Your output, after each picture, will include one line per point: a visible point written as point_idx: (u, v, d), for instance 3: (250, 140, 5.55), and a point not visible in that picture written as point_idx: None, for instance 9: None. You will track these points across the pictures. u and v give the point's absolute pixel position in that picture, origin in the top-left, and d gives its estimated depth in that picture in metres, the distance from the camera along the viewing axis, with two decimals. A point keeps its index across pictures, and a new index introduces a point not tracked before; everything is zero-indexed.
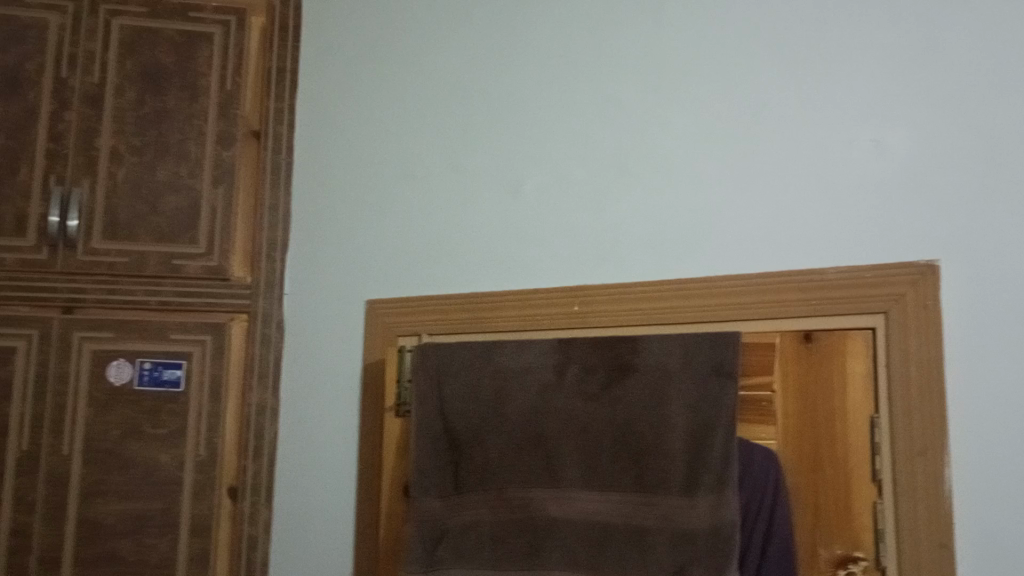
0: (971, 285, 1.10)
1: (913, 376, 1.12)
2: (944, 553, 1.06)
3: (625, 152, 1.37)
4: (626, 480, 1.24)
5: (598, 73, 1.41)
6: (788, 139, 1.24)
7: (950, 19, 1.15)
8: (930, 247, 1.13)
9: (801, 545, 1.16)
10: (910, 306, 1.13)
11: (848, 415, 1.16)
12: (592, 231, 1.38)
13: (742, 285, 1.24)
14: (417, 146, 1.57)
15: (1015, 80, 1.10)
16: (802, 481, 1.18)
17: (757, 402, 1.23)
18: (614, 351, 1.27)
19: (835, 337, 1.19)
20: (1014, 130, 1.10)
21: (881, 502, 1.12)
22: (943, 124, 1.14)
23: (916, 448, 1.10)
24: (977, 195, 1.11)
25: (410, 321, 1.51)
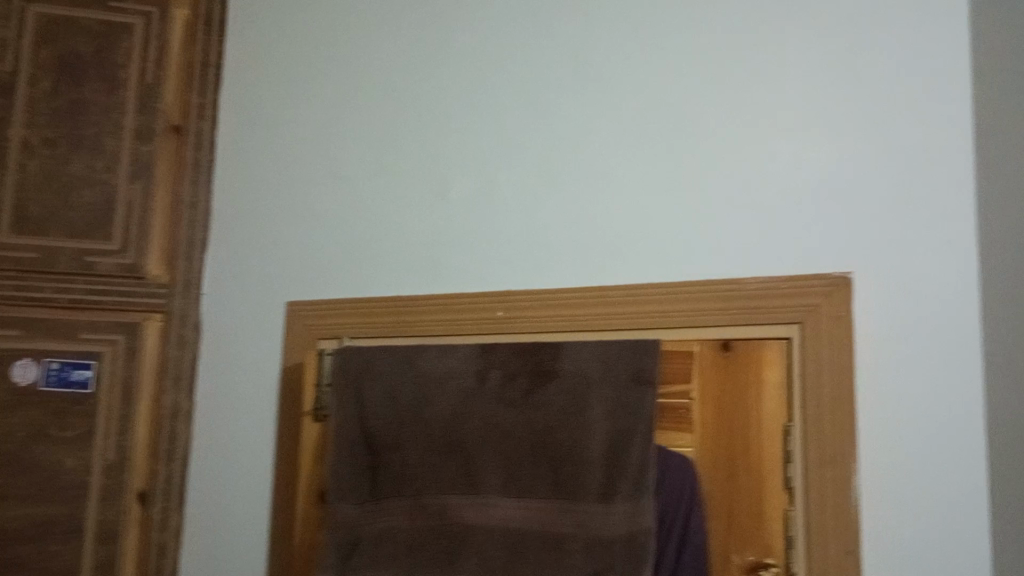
0: (881, 297, 1.13)
1: (825, 385, 1.14)
2: (849, 559, 1.09)
3: (551, 158, 1.37)
4: (543, 487, 1.24)
5: (526, 78, 1.41)
6: (712, 150, 1.26)
7: (866, 38, 1.19)
8: (843, 260, 1.16)
9: (714, 552, 1.18)
10: (824, 317, 1.15)
11: (762, 424, 1.18)
12: (516, 237, 1.38)
13: (662, 293, 1.25)
14: (343, 147, 1.55)
15: (925, 100, 1.14)
16: (716, 488, 1.20)
17: (675, 410, 1.24)
18: (535, 357, 1.27)
19: (751, 346, 1.20)
20: (923, 149, 1.14)
21: (792, 510, 1.14)
22: (857, 141, 1.17)
23: (826, 456, 1.12)
24: (887, 210, 1.15)
25: (331, 324, 1.49)
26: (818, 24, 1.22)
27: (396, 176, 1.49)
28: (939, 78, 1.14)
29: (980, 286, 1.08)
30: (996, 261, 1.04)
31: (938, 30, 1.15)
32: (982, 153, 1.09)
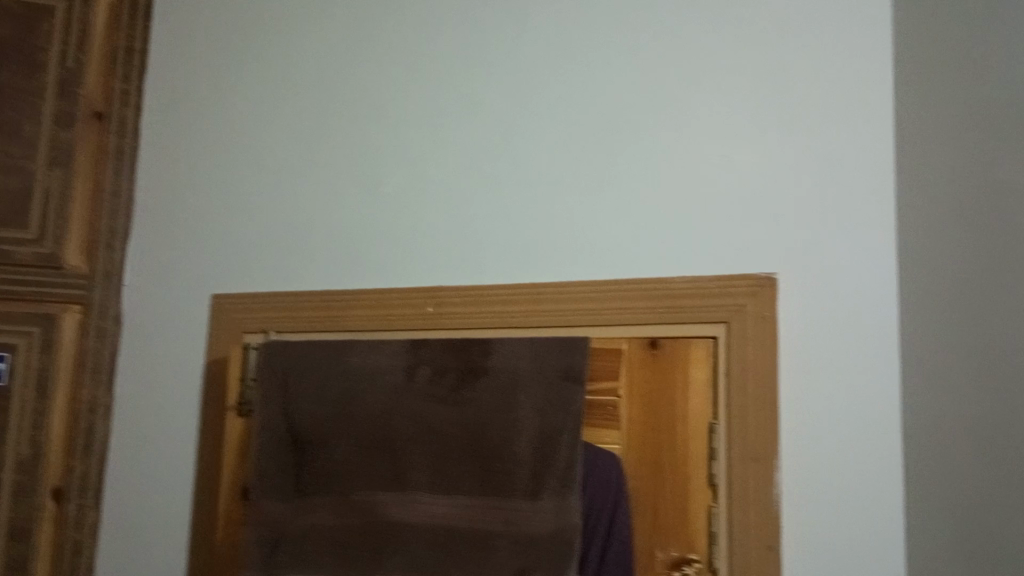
0: (804, 298, 1.16)
1: (749, 384, 1.15)
2: (771, 555, 1.11)
3: (484, 154, 1.37)
4: (471, 483, 1.23)
5: (461, 73, 1.40)
6: (644, 150, 1.27)
7: (794, 43, 1.21)
8: (768, 260, 1.18)
9: (639, 547, 1.19)
10: (750, 317, 1.17)
11: (688, 421, 1.19)
12: (447, 232, 1.37)
13: (592, 291, 1.26)
14: (273, 137, 1.52)
15: (849, 105, 1.17)
16: (643, 485, 1.21)
17: (603, 407, 1.25)
18: (464, 353, 1.27)
19: (679, 344, 1.21)
20: (847, 153, 1.16)
21: (716, 506, 1.15)
22: (784, 144, 1.20)
23: (750, 453, 1.14)
24: (812, 212, 1.17)
25: (257, 318, 1.47)
26: (750, 28, 1.24)
27: (327, 168, 1.47)
28: (865, 85, 1.17)
29: (899, 289, 1.11)
30: (915, 264, 1.07)
31: (865, 39, 1.17)
32: (903, 159, 1.12)
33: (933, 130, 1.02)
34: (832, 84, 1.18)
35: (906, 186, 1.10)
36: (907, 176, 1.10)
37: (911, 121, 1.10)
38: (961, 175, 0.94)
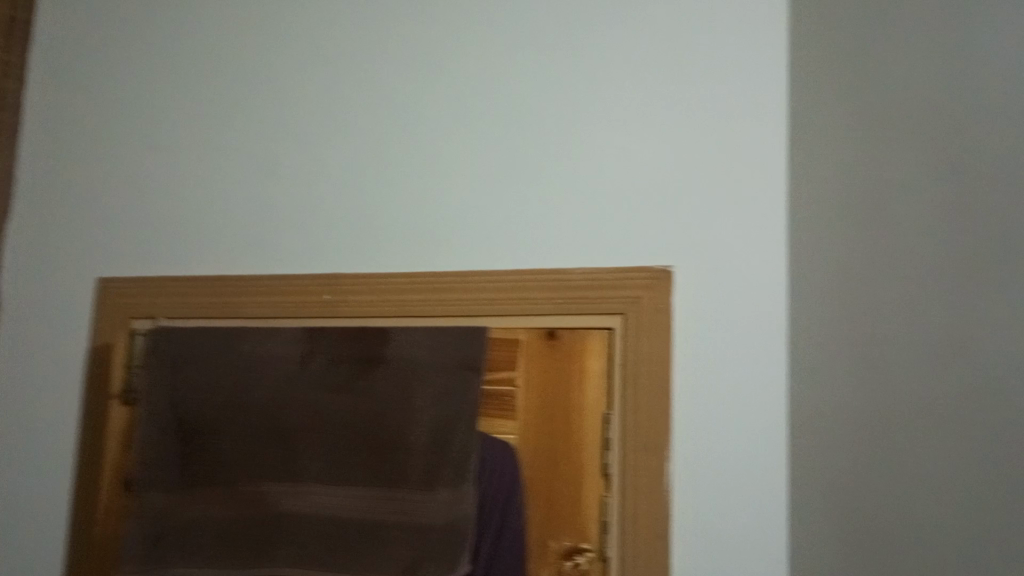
0: (698, 291, 1.18)
1: (642, 375, 1.17)
2: (659, 544, 1.12)
3: (384, 140, 1.34)
4: (364, 474, 1.22)
5: (362, 57, 1.38)
6: (545, 141, 1.27)
7: (695, 39, 1.23)
8: (665, 253, 1.20)
9: (532, 538, 1.20)
10: (645, 309, 1.18)
11: (583, 412, 1.20)
12: (345, 217, 1.34)
13: (490, 280, 1.25)
14: (165, 116, 1.47)
15: (745, 102, 1.19)
16: (537, 475, 1.21)
17: (500, 397, 1.25)
18: (361, 342, 1.26)
19: (576, 336, 1.22)
20: (742, 149, 1.19)
21: (608, 496, 1.17)
22: (682, 138, 1.21)
23: (642, 443, 1.15)
24: (708, 207, 1.19)
25: (145, 303, 1.41)
26: (652, 26, 1.25)
27: (222, 150, 1.43)
28: (761, 84, 1.19)
29: (788, 285, 1.14)
30: (804, 259, 1.10)
31: (762, 39, 1.20)
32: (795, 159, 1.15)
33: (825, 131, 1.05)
34: (729, 82, 1.20)
35: (799, 187, 1.13)
36: (799, 177, 1.13)
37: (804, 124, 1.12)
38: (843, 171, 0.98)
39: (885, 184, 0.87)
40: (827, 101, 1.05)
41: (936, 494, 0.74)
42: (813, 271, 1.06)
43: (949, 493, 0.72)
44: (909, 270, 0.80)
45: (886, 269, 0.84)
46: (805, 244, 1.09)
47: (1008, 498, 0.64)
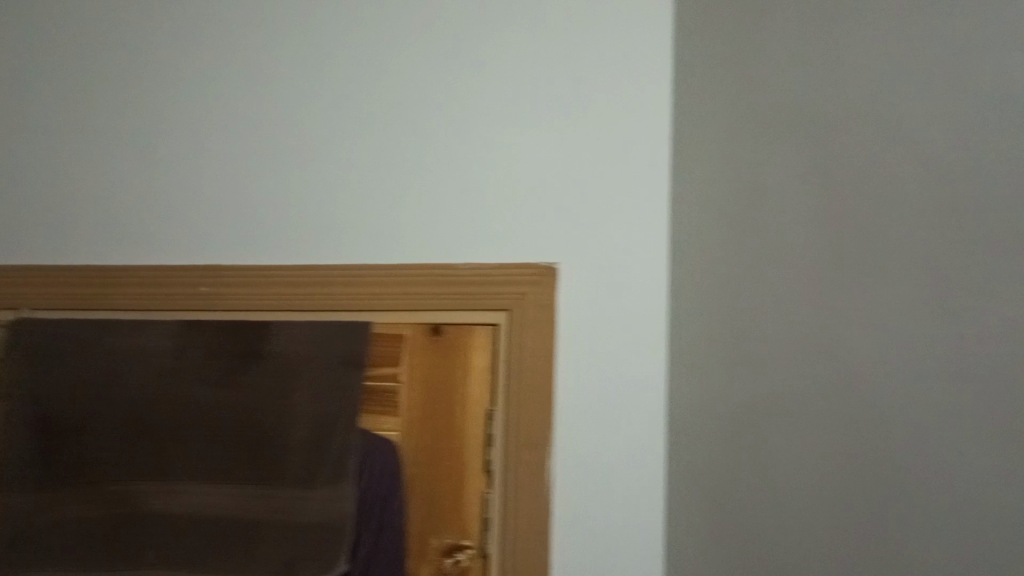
0: (581, 287, 1.19)
1: (526, 371, 1.17)
2: (540, 539, 1.12)
3: (269, 127, 1.31)
4: (239, 472, 1.21)
5: (248, 47, 1.34)
6: (434, 138, 1.26)
7: (583, 38, 1.25)
8: (550, 250, 1.20)
9: (411, 535, 1.16)
10: (530, 305, 1.18)
11: (467, 407, 1.19)
12: (224, 205, 1.30)
13: (374, 273, 1.23)
14: (39, 98, 1.40)
15: (631, 102, 1.22)
16: (418, 472, 1.18)
17: (382, 393, 1.22)
18: (242, 338, 1.26)
19: (460, 331, 1.21)
20: (627, 148, 1.21)
21: (490, 493, 1.16)
22: (569, 135, 1.23)
23: (525, 439, 1.15)
24: (593, 204, 1.21)
25: (5, 292, 1.33)
26: (544, 29, 1.26)
27: (94, 138, 1.36)
28: (649, 92, 1.22)
29: (670, 287, 1.17)
30: (687, 254, 1.12)
31: (650, 48, 1.23)
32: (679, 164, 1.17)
33: (703, 130, 1.09)
34: (618, 89, 1.23)
35: (682, 191, 1.15)
36: (682, 180, 1.15)
37: (688, 129, 1.15)
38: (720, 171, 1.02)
39: (760, 183, 0.91)
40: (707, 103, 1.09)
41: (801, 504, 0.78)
42: (694, 274, 1.09)
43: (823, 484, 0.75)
44: (784, 273, 0.85)
45: (768, 273, 0.88)
46: (688, 245, 1.12)
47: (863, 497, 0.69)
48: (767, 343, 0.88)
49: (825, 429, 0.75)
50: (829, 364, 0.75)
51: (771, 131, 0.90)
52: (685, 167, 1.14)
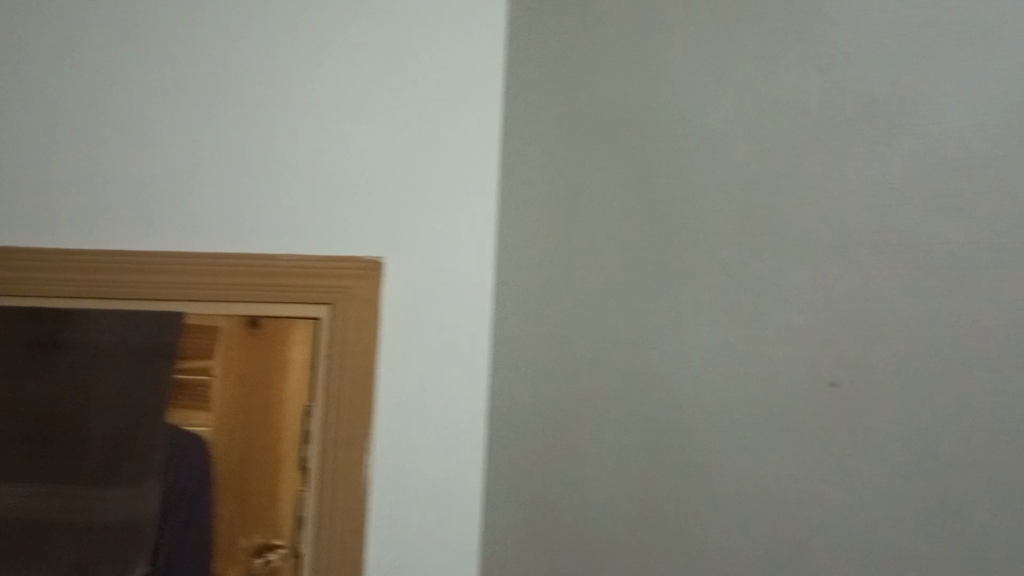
0: (406, 283, 1.18)
1: (347, 367, 1.14)
2: (355, 537, 1.10)
3: (79, 99, 1.22)
4: (27, 469, 1.13)
5: (62, 14, 1.25)
6: (260, 122, 1.22)
7: (418, 32, 1.25)
8: (376, 243, 1.19)
9: (219, 536, 1.11)
10: (353, 300, 1.16)
11: (283, 403, 1.15)
12: (27, 180, 1.21)
13: (189, 262, 1.17)
14: None
15: (463, 99, 1.23)
16: (229, 470, 1.13)
17: (193, 387, 1.16)
18: (38, 325, 1.17)
19: (279, 325, 1.17)
20: (457, 145, 1.22)
21: (305, 491, 1.12)
22: (399, 129, 1.22)
23: (343, 436, 1.13)
24: (421, 199, 1.20)
25: None
26: (383, 22, 1.25)
27: None
28: (484, 96, 1.23)
29: (496, 289, 1.18)
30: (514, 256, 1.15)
31: (487, 52, 1.24)
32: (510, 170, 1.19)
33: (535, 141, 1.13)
34: (453, 89, 1.23)
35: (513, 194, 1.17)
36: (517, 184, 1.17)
37: (522, 136, 1.17)
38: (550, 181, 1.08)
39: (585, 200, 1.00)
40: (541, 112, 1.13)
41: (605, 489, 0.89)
42: (524, 279, 1.11)
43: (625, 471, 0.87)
44: (603, 288, 0.95)
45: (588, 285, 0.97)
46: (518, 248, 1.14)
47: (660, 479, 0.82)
48: (594, 351, 0.94)
49: (627, 423, 0.88)
50: (630, 368, 0.88)
51: (615, 158, 0.96)
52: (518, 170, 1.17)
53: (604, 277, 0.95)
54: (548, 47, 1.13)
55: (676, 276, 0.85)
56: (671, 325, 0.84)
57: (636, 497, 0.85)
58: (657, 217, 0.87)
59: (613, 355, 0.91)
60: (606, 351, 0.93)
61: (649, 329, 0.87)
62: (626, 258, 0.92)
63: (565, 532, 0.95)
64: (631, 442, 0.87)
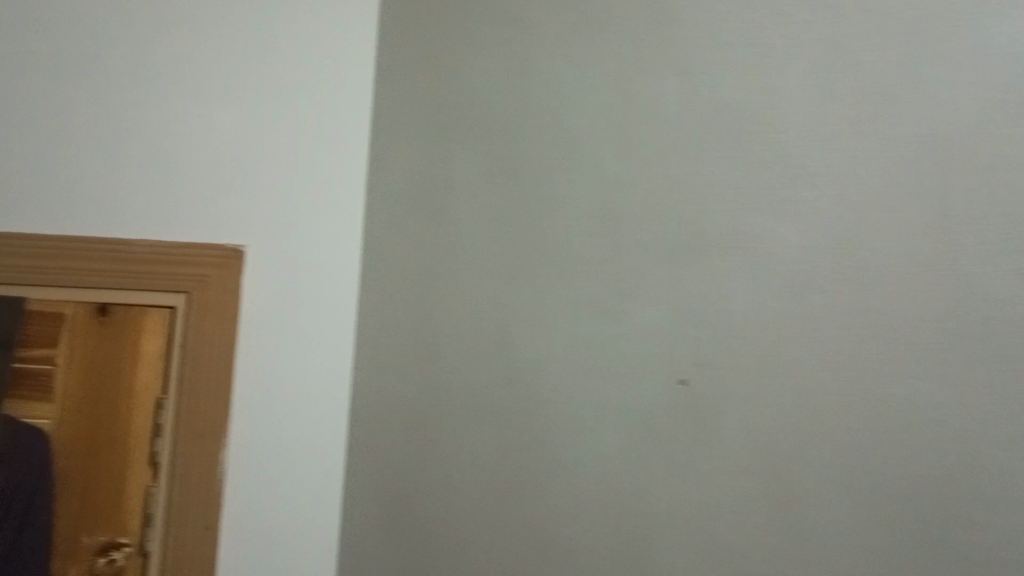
0: (268, 274, 1.15)
1: (204, 358, 1.10)
2: (208, 535, 1.06)
3: None
4: None
5: None
6: (115, 97, 1.14)
7: (289, 17, 1.21)
8: (238, 232, 1.15)
9: (59, 533, 1.05)
10: (213, 289, 1.12)
11: (134, 395, 1.10)
12: None
13: (33, 242, 1.09)
14: None
15: (333, 91, 1.21)
16: (73, 464, 1.07)
17: (33, 376, 1.08)
18: None
19: (131, 314, 1.12)
20: (325, 137, 1.20)
21: (154, 487, 1.08)
22: (266, 116, 1.18)
23: (198, 430, 1.08)
24: (287, 189, 1.17)
25: None
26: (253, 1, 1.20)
27: None
28: (354, 92, 1.22)
29: (360, 285, 1.18)
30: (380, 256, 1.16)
31: (359, 48, 1.23)
32: (378, 167, 1.19)
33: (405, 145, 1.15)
34: (322, 81, 1.21)
35: (380, 192, 1.17)
36: (380, 184, 1.18)
37: (391, 134, 1.18)
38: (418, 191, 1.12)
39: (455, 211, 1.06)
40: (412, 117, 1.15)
41: (469, 486, 0.97)
42: (391, 281, 1.13)
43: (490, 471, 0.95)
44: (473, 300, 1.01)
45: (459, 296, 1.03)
46: (386, 247, 1.15)
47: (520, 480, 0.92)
48: (467, 355, 1.01)
49: (491, 425, 0.96)
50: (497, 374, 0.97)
51: (484, 170, 1.03)
52: (388, 168, 1.17)
53: (477, 284, 1.01)
54: (421, 50, 1.15)
55: (540, 292, 0.94)
56: (534, 328, 0.94)
57: (496, 492, 0.94)
58: (529, 231, 0.97)
59: (468, 356, 1.00)
60: (465, 350, 1.01)
61: (510, 338, 0.96)
62: (488, 265, 1.01)
63: (426, 533, 1.00)
64: (486, 439, 0.96)
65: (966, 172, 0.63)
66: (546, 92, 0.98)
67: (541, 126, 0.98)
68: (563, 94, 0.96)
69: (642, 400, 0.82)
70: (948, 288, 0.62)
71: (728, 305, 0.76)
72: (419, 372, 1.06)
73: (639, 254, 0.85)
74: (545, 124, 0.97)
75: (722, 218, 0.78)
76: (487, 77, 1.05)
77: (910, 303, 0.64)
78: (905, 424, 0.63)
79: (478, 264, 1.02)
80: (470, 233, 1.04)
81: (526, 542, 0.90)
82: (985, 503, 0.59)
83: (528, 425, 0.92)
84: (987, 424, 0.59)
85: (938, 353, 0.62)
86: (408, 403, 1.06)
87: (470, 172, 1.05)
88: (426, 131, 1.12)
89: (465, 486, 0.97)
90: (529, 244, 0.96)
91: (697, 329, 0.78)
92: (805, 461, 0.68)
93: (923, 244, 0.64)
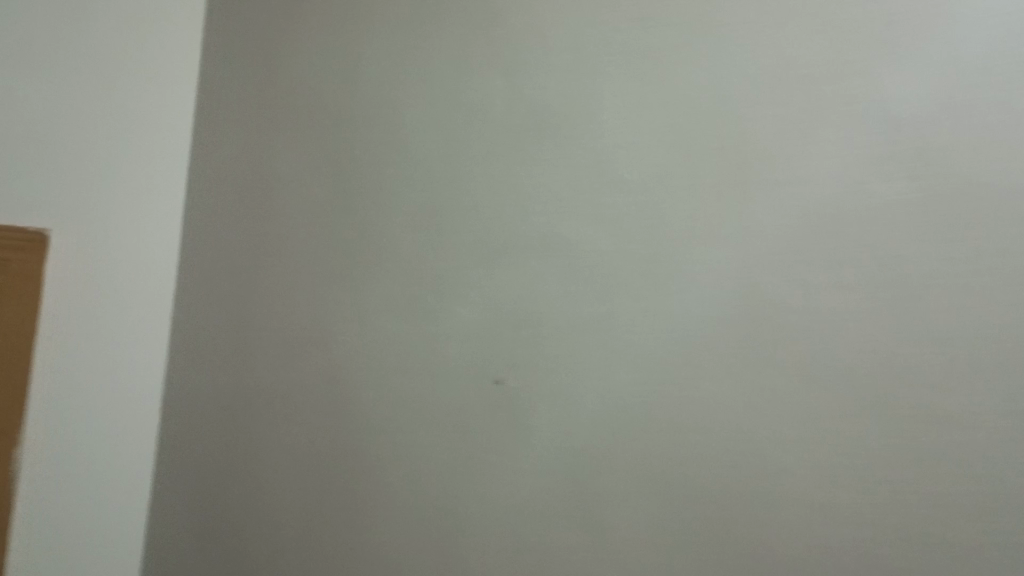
0: (75, 259, 1.04)
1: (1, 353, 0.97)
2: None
3: None
4: None
5: None
6: None
7: None
8: (44, 214, 1.03)
9: None
10: (13, 277, 0.99)
11: None
12: None
13: None
14: None
15: (153, 66, 1.12)
16: None
17: None
18: None
19: None
20: (144, 114, 1.11)
21: None
22: (79, 86, 1.06)
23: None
24: (98, 168, 1.07)
25: None
26: None
27: None
28: (177, 70, 1.14)
29: (179, 275, 1.12)
30: (201, 246, 1.10)
31: (185, 25, 1.16)
32: (204, 150, 1.13)
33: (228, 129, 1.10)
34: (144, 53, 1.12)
35: (205, 178, 1.12)
36: (210, 168, 1.11)
37: (217, 118, 1.12)
38: (238, 179, 1.08)
39: (274, 202, 1.03)
40: (235, 102, 1.11)
41: (282, 481, 0.95)
42: (206, 270, 1.08)
43: (304, 463, 0.94)
44: (291, 291, 1.00)
45: (276, 287, 1.01)
46: (212, 233, 1.09)
47: (335, 471, 0.92)
48: (283, 349, 0.99)
49: (307, 416, 0.95)
50: (314, 366, 0.96)
51: (310, 161, 1.02)
52: (219, 154, 1.11)
53: (295, 275, 1.00)
54: (251, 35, 1.12)
55: (361, 288, 0.95)
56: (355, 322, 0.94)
57: (310, 482, 0.93)
58: (353, 225, 0.97)
59: (296, 350, 0.98)
60: (292, 342, 0.98)
61: (331, 330, 0.96)
62: (313, 259, 0.99)
63: (235, 530, 0.97)
64: (300, 433, 0.95)
65: (856, 203, 0.71)
66: (374, 94, 0.99)
67: (371, 129, 0.98)
68: (389, 100, 0.98)
69: (461, 396, 0.87)
70: (766, 294, 0.74)
71: (552, 305, 0.84)
72: (244, 366, 1.01)
73: (458, 258, 0.90)
74: (373, 125, 0.98)
75: (567, 234, 0.85)
76: (315, 71, 1.04)
77: (785, 314, 0.73)
78: (675, 411, 0.76)
79: (307, 255, 0.99)
80: (300, 224, 1.01)
81: (345, 538, 0.90)
82: (893, 499, 0.67)
83: (344, 417, 0.93)
84: (782, 413, 0.72)
85: (835, 353, 0.71)
86: (230, 396, 1.02)
87: (298, 164, 1.03)
88: (252, 119, 1.08)
89: (285, 481, 0.95)
90: (352, 238, 0.97)
91: (500, 330, 0.87)
92: (658, 441, 0.77)
93: (771, 263, 0.74)
